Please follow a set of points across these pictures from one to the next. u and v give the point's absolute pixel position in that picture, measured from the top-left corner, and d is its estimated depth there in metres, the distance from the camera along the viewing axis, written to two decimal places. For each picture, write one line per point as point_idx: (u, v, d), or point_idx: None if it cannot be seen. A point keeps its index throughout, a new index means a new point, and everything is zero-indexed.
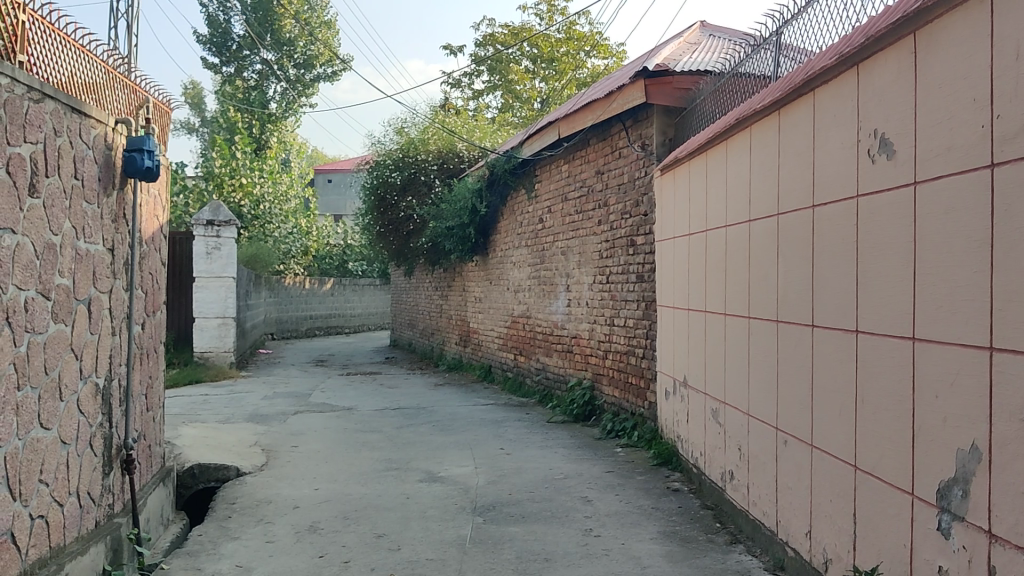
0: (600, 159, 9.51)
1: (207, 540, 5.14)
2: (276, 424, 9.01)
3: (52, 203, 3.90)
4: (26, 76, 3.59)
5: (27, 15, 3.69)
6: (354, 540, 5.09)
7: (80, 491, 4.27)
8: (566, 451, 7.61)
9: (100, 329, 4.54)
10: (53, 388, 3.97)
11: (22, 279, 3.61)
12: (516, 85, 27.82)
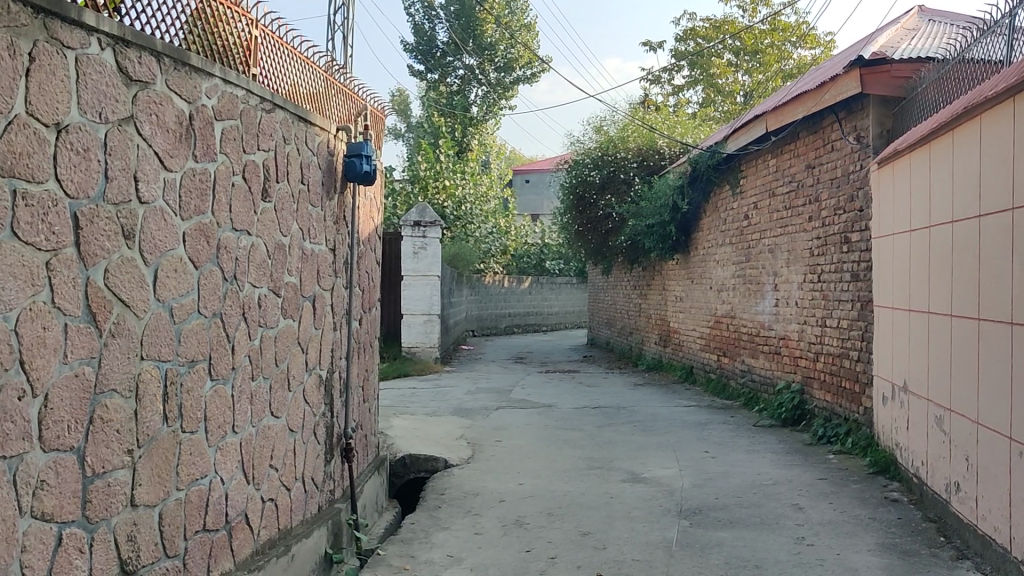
0: (811, 152, 9.16)
1: (420, 528, 5.32)
2: (481, 418, 9.23)
3: (282, 206, 4.15)
4: (259, 88, 3.84)
5: (259, 31, 3.95)
6: (561, 536, 5.13)
7: (306, 477, 4.52)
8: (775, 456, 7.38)
9: (324, 325, 4.79)
10: (282, 379, 4.22)
11: (256, 277, 3.86)
12: (717, 79, 27.30)
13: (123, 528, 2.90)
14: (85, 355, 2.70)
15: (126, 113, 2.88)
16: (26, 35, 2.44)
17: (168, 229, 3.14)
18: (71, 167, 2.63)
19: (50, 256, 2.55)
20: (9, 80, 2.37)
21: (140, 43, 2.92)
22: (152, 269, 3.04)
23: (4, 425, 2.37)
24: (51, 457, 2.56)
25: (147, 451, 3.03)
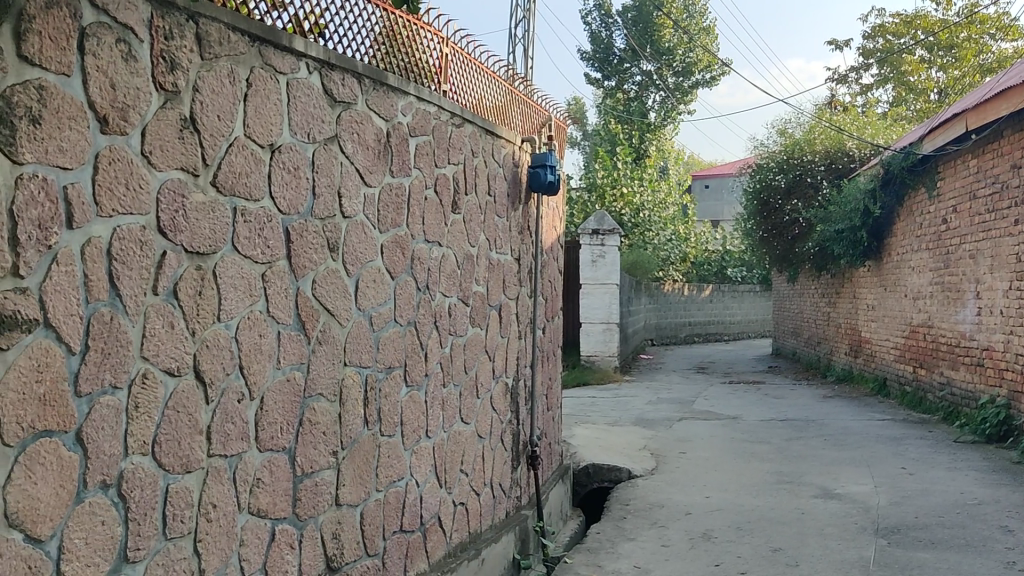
0: (1017, 151, 8.58)
1: (605, 538, 5.32)
2: (663, 429, 9.13)
3: (471, 217, 4.27)
4: (450, 103, 3.97)
5: (449, 48, 4.08)
6: (750, 551, 5.02)
7: (494, 482, 4.62)
8: (979, 475, 6.94)
9: (510, 333, 4.89)
10: (471, 386, 4.33)
11: (447, 287, 3.99)
12: (909, 76, 25.99)
13: (328, 526, 3.05)
14: (295, 361, 2.86)
15: (331, 133, 3.04)
16: (244, 63, 2.62)
17: (368, 241, 3.29)
18: (283, 185, 2.80)
19: (265, 268, 2.73)
20: (229, 105, 2.55)
21: (344, 66, 3.08)
22: (353, 280, 3.19)
23: (225, 425, 2.55)
24: (266, 457, 2.73)
25: (350, 453, 3.18)
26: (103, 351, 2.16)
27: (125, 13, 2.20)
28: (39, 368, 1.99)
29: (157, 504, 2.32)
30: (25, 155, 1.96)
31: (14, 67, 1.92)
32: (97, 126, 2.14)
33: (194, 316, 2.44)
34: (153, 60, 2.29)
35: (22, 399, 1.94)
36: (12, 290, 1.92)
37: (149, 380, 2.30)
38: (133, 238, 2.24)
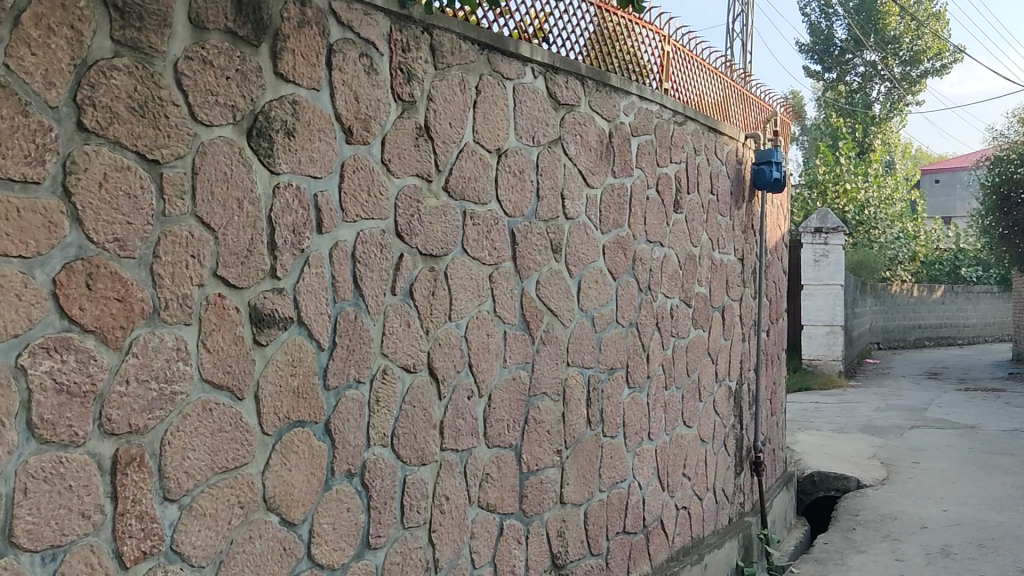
0: None
1: (834, 549, 5.11)
2: (893, 438, 8.65)
3: (693, 217, 4.21)
4: (672, 102, 3.94)
5: (671, 46, 4.05)
6: (995, 571, 4.68)
7: (717, 487, 4.54)
8: None
9: (733, 335, 4.78)
10: (694, 389, 4.28)
11: (669, 287, 3.95)
12: None
13: (553, 523, 3.10)
14: (520, 361, 2.93)
15: (555, 135, 3.09)
16: (474, 70, 2.71)
17: (590, 242, 3.32)
18: (510, 188, 2.87)
19: (491, 270, 2.80)
20: (460, 112, 2.65)
21: (568, 69, 3.13)
22: (576, 280, 3.22)
23: (456, 421, 2.65)
24: (494, 453, 2.81)
25: (573, 452, 3.21)
26: (349, 347, 2.29)
27: (367, 29, 2.33)
28: (293, 362, 2.15)
29: (396, 494, 2.44)
30: (281, 165, 2.12)
31: (272, 84, 2.10)
32: (343, 137, 2.28)
33: (428, 316, 2.55)
34: (392, 71, 2.41)
35: (279, 391, 2.11)
36: (270, 290, 2.10)
37: (388, 376, 2.42)
38: (375, 241, 2.37)
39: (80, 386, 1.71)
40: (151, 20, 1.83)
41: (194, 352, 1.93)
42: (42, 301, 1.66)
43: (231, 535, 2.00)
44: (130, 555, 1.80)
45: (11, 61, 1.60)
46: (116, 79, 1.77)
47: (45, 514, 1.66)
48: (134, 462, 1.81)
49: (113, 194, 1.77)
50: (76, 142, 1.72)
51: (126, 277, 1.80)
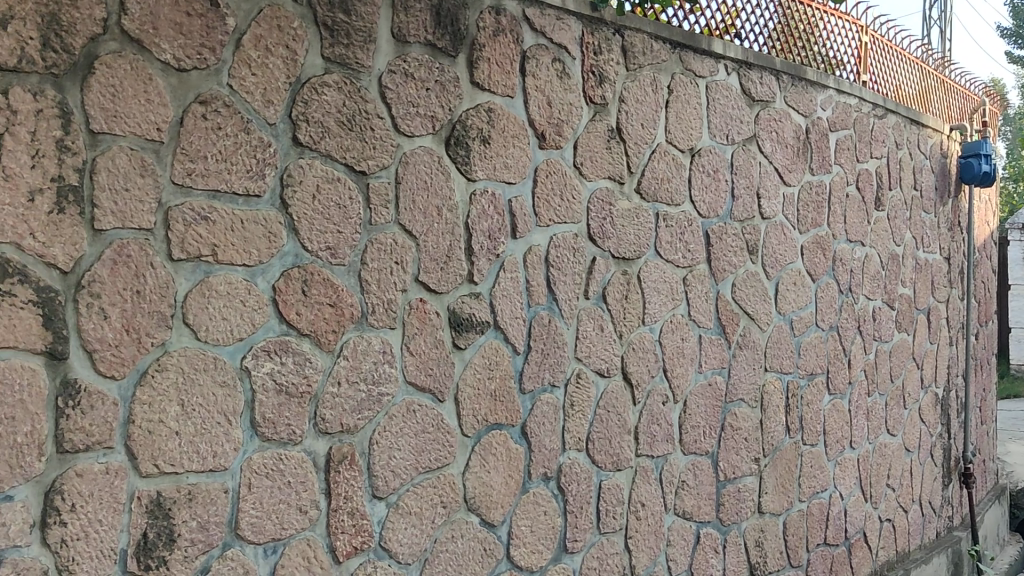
0: None
1: None
2: None
3: (895, 214, 4.01)
4: (871, 94, 3.77)
5: (869, 36, 3.88)
6: None
7: (923, 500, 4.31)
8: None
9: (939, 339, 4.52)
10: (898, 396, 4.07)
11: (871, 289, 3.78)
12: None
13: (751, 533, 3.02)
14: (717, 365, 2.87)
15: (750, 133, 3.01)
16: (666, 70, 2.68)
17: (788, 243, 3.21)
18: (703, 188, 2.82)
19: (686, 272, 2.76)
20: (652, 112, 2.62)
21: (762, 65, 3.05)
22: (773, 283, 3.13)
23: (652, 427, 2.62)
24: (690, 459, 2.77)
25: (772, 460, 3.12)
26: (543, 351, 2.31)
27: (560, 33, 2.35)
28: (491, 365, 2.19)
29: (592, 499, 2.43)
30: (478, 172, 2.16)
31: (469, 94, 2.14)
32: (537, 142, 2.30)
33: (622, 320, 2.54)
34: (584, 74, 2.42)
35: (477, 394, 2.15)
36: (467, 295, 2.14)
37: (582, 380, 2.42)
38: (568, 245, 2.38)
39: (297, 387, 1.81)
40: (358, 36, 1.91)
41: (398, 355, 1.99)
42: (263, 306, 1.77)
43: (435, 534, 2.05)
44: (343, 549, 1.88)
45: (234, 82, 1.72)
46: (327, 95, 1.86)
47: (267, 508, 1.77)
48: (345, 460, 1.89)
49: (325, 205, 1.86)
50: (292, 156, 1.81)
51: (336, 283, 1.88)
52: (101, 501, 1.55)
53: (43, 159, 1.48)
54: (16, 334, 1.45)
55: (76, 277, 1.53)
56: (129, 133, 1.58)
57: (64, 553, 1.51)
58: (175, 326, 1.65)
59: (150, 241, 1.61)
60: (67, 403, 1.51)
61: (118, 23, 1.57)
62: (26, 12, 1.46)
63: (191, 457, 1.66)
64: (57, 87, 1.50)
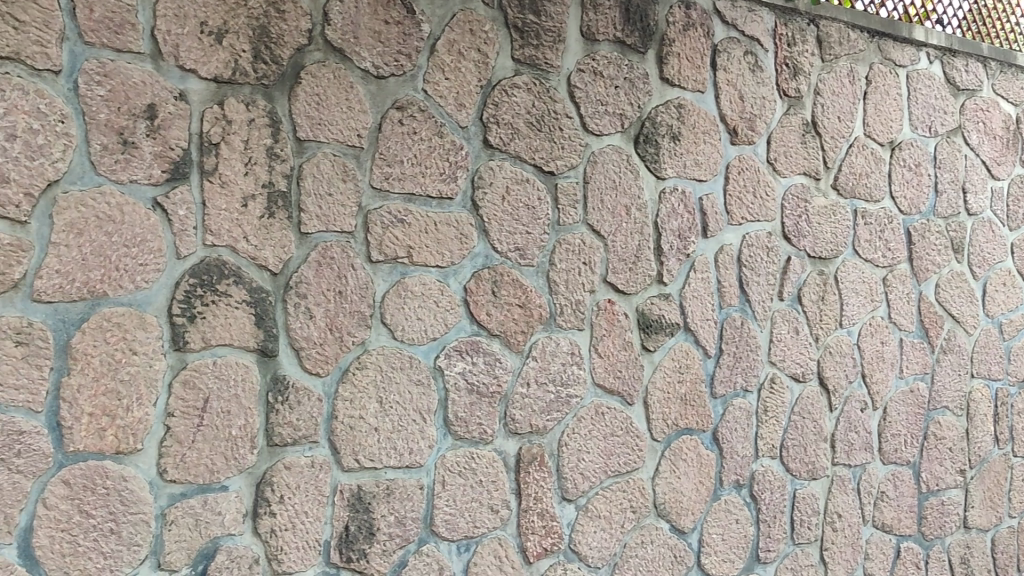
0: None
1: None
2: None
3: None
4: None
5: None
6: None
7: None
8: None
9: None
10: None
11: None
12: None
13: (957, 550, 2.84)
14: (919, 371, 2.72)
15: (955, 124, 2.83)
16: (863, 60, 2.56)
17: (997, 241, 3.01)
18: (905, 183, 2.68)
19: (886, 272, 2.62)
20: (849, 105, 2.51)
21: (968, 51, 2.86)
22: (981, 283, 2.93)
23: (849, 434, 2.51)
24: (890, 470, 2.63)
25: (980, 472, 2.92)
26: (735, 354, 2.24)
27: (752, 26, 2.28)
28: (681, 368, 2.14)
29: (786, 508, 2.35)
30: (668, 170, 2.11)
31: (658, 91, 2.10)
32: (728, 138, 2.24)
33: (818, 322, 2.43)
34: (778, 67, 2.33)
35: (668, 397, 2.11)
36: (657, 296, 2.10)
37: (776, 385, 2.33)
38: (761, 244, 2.30)
39: (488, 386, 1.83)
40: (547, 36, 1.90)
41: (587, 357, 1.98)
42: (455, 307, 1.79)
43: (625, 538, 2.03)
44: (533, 550, 1.89)
45: (428, 87, 1.75)
46: (518, 96, 1.86)
47: (460, 505, 1.79)
48: (536, 461, 1.89)
49: (515, 206, 1.87)
50: (484, 158, 1.83)
51: (526, 284, 1.89)
52: (307, 494, 1.62)
53: (255, 166, 1.55)
54: (231, 332, 1.53)
55: (284, 278, 1.60)
56: (332, 139, 1.64)
57: (273, 542, 1.58)
58: (374, 325, 1.70)
59: (350, 244, 1.67)
60: (277, 398, 1.58)
61: (322, 33, 1.63)
62: (240, 27, 1.53)
63: (389, 453, 1.71)
64: (267, 97, 1.57)
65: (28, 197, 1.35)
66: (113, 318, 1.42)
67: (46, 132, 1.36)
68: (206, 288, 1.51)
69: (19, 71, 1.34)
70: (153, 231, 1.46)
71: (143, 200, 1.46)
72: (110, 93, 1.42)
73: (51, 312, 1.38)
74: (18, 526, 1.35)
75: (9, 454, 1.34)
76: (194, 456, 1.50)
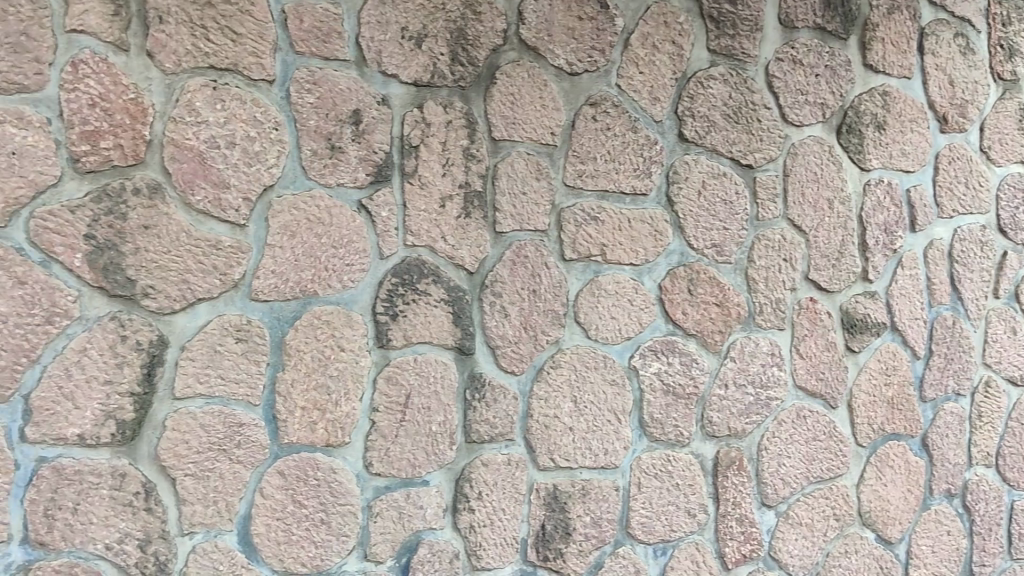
0: None
1: None
2: None
3: None
4: None
5: None
6: None
7: None
8: None
9: None
10: None
11: None
12: None
13: None
14: None
15: None
16: None
17: None
18: None
19: None
20: None
21: None
22: None
23: None
24: None
25: None
26: (948, 355, 2.12)
27: (963, 6, 2.16)
28: (888, 371, 2.03)
29: (1003, 521, 2.23)
30: (872, 161, 2.01)
31: (861, 77, 2.00)
32: (938, 126, 2.13)
33: None
34: (992, 49, 2.22)
35: (873, 401, 2.01)
36: (862, 294, 2.00)
37: (991, 389, 2.21)
38: (975, 238, 2.19)
39: (684, 387, 1.79)
40: (744, 25, 1.83)
41: (788, 357, 1.90)
42: (650, 306, 1.76)
43: (827, 547, 1.95)
44: (731, 556, 1.84)
45: (622, 82, 1.73)
46: (713, 88, 1.81)
47: (657, 508, 1.76)
48: (734, 465, 1.84)
49: (711, 201, 1.82)
50: (678, 153, 1.79)
51: (723, 282, 1.83)
52: (504, 491, 1.63)
53: (452, 167, 1.58)
54: (431, 330, 1.56)
55: (481, 277, 1.62)
56: (527, 138, 1.65)
57: (473, 538, 1.60)
58: (568, 324, 1.69)
59: (545, 242, 1.67)
60: (475, 396, 1.60)
61: (517, 33, 1.63)
62: (438, 30, 1.55)
63: (584, 453, 1.70)
64: (464, 99, 1.59)
65: (246, 201, 1.42)
66: (322, 316, 1.48)
67: (261, 139, 1.43)
68: (407, 287, 1.54)
69: (236, 82, 1.41)
70: (358, 232, 1.51)
71: (349, 202, 1.51)
72: (318, 101, 1.47)
73: (266, 311, 1.44)
74: (238, 513, 1.42)
75: (231, 445, 1.41)
76: (398, 450, 1.54)
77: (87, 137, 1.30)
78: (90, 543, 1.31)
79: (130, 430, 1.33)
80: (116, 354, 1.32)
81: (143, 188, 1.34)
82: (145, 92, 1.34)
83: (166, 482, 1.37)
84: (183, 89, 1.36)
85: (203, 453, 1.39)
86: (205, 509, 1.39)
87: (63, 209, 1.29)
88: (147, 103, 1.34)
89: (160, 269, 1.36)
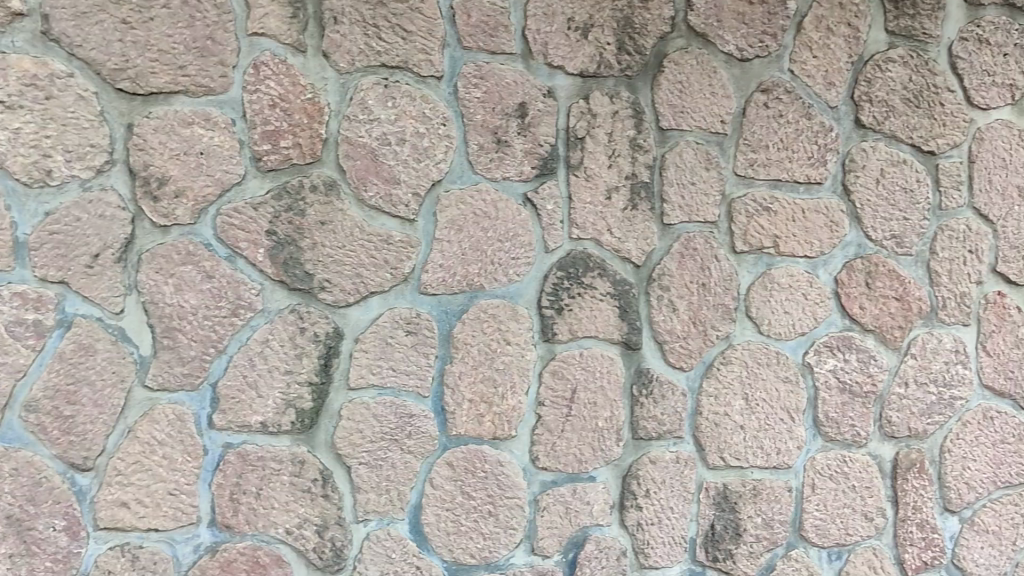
0: None
1: None
2: None
3: None
4: None
5: None
6: None
7: None
8: None
9: None
10: None
11: None
12: None
13: None
14: None
15: None
16: None
17: None
18: None
19: None
20: None
21: None
22: None
23: None
24: None
25: None
26: None
27: None
28: None
29: None
30: None
31: None
32: None
33: None
34: None
35: None
36: None
37: None
38: None
39: (861, 386, 1.71)
40: (925, 4, 1.73)
41: (973, 356, 1.80)
42: (825, 300, 1.69)
43: (1016, 557, 1.84)
44: (912, 562, 1.76)
45: (794, 67, 1.66)
46: (892, 71, 1.72)
47: (832, 511, 1.70)
48: (914, 467, 1.75)
49: (890, 189, 1.73)
50: (855, 139, 1.71)
51: (904, 275, 1.74)
52: (673, 489, 1.60)
53: (619, 158, 1.56)
54: (597, 324, 1.55)
55: (647, 270, 1.59)
56: (695, 127, 1.60)
57: (640, 536, 1.58)
58: (739, 318, 1.65)
59: (714, 234, 1.63)
60: (641, 391, 1.58)
61: (685, 19, 1.58)
62: (604, 19, 1.53)
63: (756, 452, 1.65)
64: (631, 89, 1.56)
65: (416, 197, 1.44)
66: (489, 310, 1.49)
67: (430, 135, 1.45)
68: (573, 281, 1.53)
69: (407, 79, 1.43)
70: (524, 226, 1.51)
71: (515, 196, 1.51)
72: (485, 95, 1.47)
73: (435, 304, 1.46)
74: (409, 502, 1.45)
75: (403, 435, 1.44)
76: (565, 445, 1.53)
77: (268, 137, 1.34)
78: (272, 527, 1.37)
79: (309, 418, 1.38)
80: (296, 345, 1.37)
81: (320, 185, 1.38)
82: (321, 92, 1.38)
83: (342, 470, 1.41)
84: (356, 88, 1.40)
85: (376, 442, 1.42)
86: (378, 497, 1.43)
87: (247, 207, 1.34)
88: (323, 102, 1.38)
89: (336, 264, 1.39)
